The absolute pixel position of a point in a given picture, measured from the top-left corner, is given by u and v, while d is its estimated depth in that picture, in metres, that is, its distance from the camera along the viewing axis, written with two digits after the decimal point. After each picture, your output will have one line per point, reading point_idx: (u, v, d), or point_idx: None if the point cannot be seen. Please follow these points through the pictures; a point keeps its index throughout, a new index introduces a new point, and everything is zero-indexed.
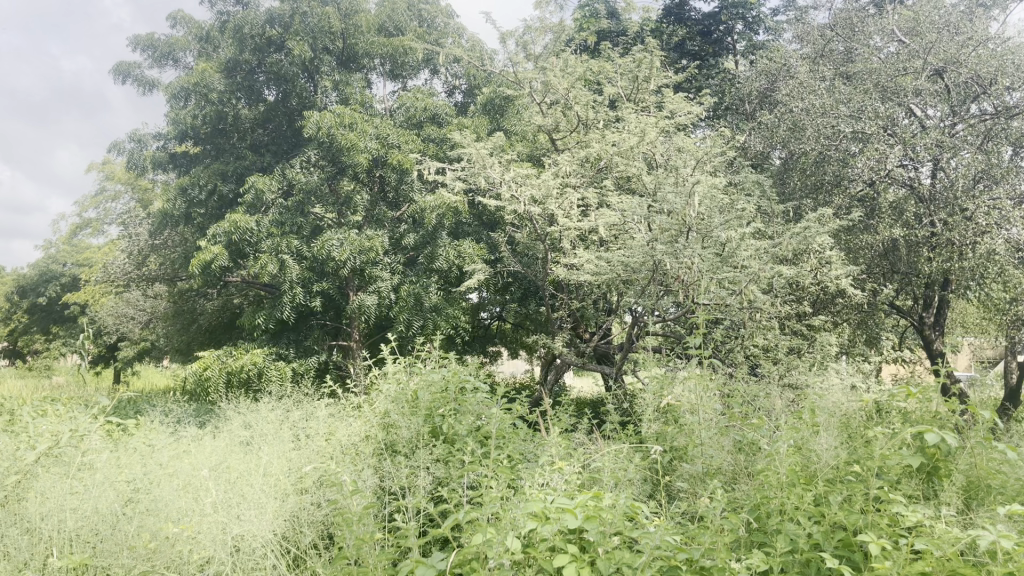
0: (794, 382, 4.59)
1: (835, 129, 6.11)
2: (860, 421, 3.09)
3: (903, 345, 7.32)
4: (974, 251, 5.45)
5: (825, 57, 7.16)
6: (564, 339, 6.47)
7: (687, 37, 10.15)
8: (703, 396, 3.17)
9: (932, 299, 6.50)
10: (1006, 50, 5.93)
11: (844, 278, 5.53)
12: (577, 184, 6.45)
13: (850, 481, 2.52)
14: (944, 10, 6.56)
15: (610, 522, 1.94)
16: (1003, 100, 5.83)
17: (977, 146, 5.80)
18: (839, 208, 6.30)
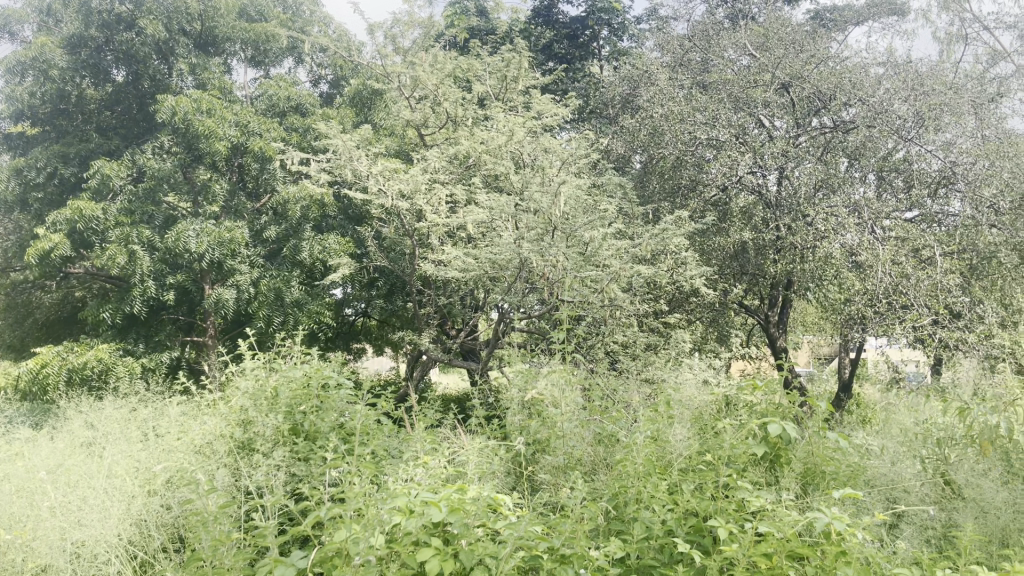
0: (650, 377, 4.78)
1: (692, 135, 6.40)
2: (711, 413, 3.27)
3: (750, 342, 7.76)
4: (814, 254, 5.84)
5: (683, 66, 7.48)
6: (430, 335, 6.45)
7: (554, 40, 10.37)
8: (567, 390, 3.29)
9: (777, 299, 6.91)
10: (844, 69, 6.42)
11: (697, 278, 5.80)
12: (445, 180, 6.46)
13: (701, 470, 2.66)
14: (790, 29, 7.04)
15: (475, 515, 1.96)
16: (840, 115, 6.27)
17: (817, 156, 6.25)
18: (694, 212, 6.60)
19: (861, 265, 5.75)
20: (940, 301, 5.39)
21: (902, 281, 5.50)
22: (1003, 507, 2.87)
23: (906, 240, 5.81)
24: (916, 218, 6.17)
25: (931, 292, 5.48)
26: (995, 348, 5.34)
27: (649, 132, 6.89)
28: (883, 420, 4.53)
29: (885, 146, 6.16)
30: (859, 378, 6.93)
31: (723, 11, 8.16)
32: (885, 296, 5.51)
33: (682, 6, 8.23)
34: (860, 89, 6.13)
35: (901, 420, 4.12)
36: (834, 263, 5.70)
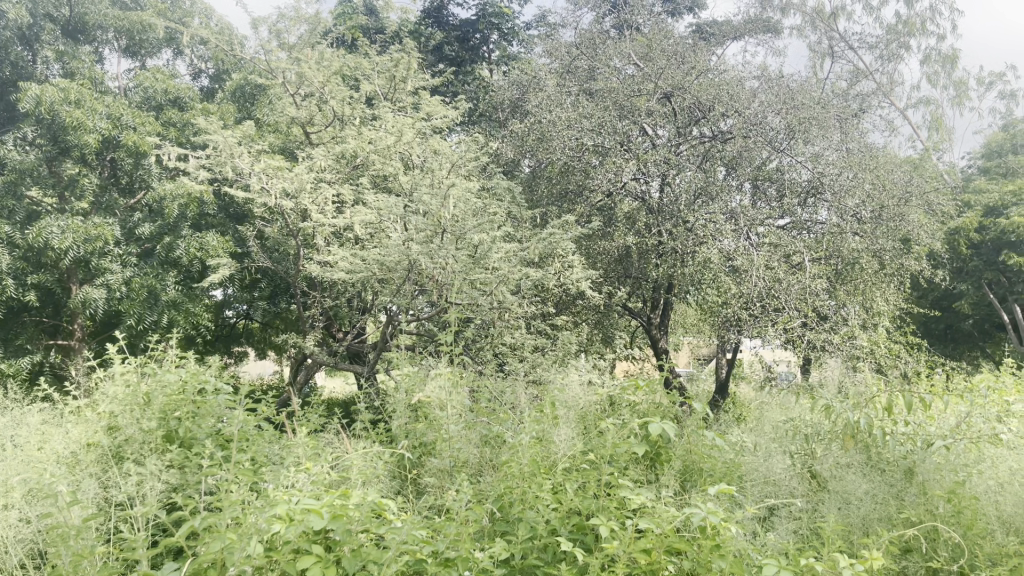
0: (537, 378, 4.84)
1: (579, 141, 6.51)
2: (594, 413, 3.34)
3: (634, 344, 7.97)
4: (694, 258, 6.03)
5: (571, 73, 7.57)
6: (315, 338, 6.31)
7: (445, 42, 10.35)
8: (453, 393, 3.29)
9: (659, 302, 7.11)
10: (722, 81, 6.68)
11: (583, 281, 5.90)
12: (331, 180, 6.33)
13: (585, 469, 2.71)
14: (673, 41, 7.28)
15: (358, 520, 1.94)
16: (719, 125, 6.50)
17: (697, 165, 6.38)
18: (581, 217, 6.73)
19: (738, 269, 5.96)
20: (808, 304, 5.72)
21: (774, 285, 5.78)
22: (864, 497, 3.06)
23: (778, 246, 6.11)
24: (788, 225, 6.45)
25: (801, 295, 5.80)
26: (857, 348, 5.71)
27: (537, 137, 6.99)
28: (756, 417, 4.74)
29: (759, 155, 6.40)
30: (735, 378, 7.24)
31: (610, 21, 8.37)
32: (759, 299, 5.77)
33: (570, 14, 8.40)
34: (737, 102, 6.42)
35: (772, 417, 4.33)
36: (712, 267, 5.89)
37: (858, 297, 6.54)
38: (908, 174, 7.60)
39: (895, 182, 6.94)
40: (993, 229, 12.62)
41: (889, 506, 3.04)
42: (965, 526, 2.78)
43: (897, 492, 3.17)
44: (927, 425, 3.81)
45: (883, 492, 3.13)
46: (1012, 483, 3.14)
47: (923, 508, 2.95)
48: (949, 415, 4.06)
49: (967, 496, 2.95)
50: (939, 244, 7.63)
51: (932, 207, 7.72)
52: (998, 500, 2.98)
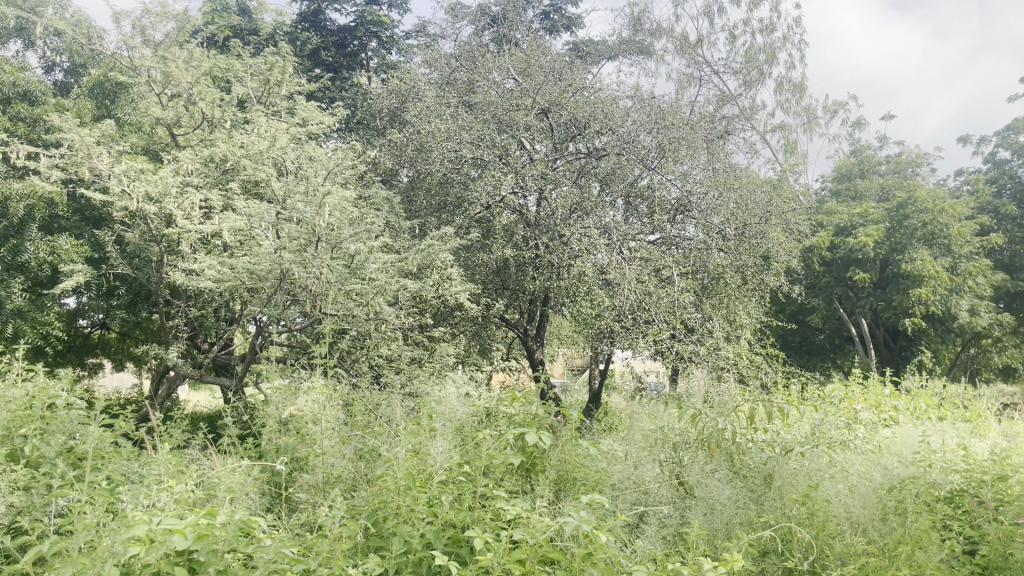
0: (414, 391, 4.80)
1: (457, 153, 6.51)
2: (472, 425, 3.34)
3: (511, 354, 8.02)
4: (569, 271, 6.13)
5: (450, 85, 7.54)
6: (179, 349, 6.01)
7: (321, 47, 10.17)
8: (326, 406, 3.21)
9: (535, 313, 7.17)
10: (597, 99, 6.85)
11: (461, 293, 5.91)
12: (198, 184, 6.05)
13: (461, 480, 2.70)
14: (550, 58, 7.41)
15: (224, 541, 1.86)
16: (593, 142, 6.65)
17: (573, 180, 6.48)
18: (459, 228, 6.71)
19: (611, 282, 6.11)
20: (677, 316, 5.95)
21: (645, 298, 5.98)
22: (728, 502, 3.21)
23: (648, 261, 6.33)
24: (658, 241, 6.69)
25: (670, 308, 6.02)
26: (722, 359, 5.97)
27: (416, 148, 6.94)
28: (627, 426, 4.88)
29: (632, 173, 6.60)
30: (607, 389, 7.42)
31: (489, 35, 8.41)
32: (631, 312, 5.96)
33: (449, 25, 8.34)
34: (612, 120, 6.60)
35: (643, 426, 4.46)
36: (587, 280, 6.01)
37: (721, 310, 6.87)
38: (767, 194, 8.03)
39: (756, 201, 7.33)
40: (842, 248, 13.54)
41: (750, 510, 3.19)
42: (818, 526, 2.96)
43: (758, 496, 3.33)
44: (784, 432, 4.03)
45: (745, 498, 3.29)
46: (860, 485, 3.36)
47: (781, 511, 3.11)
48: (805, 423, 4.31)
49: (819, 499, 3.14)
50: (795, 260, 8.10)
51: (788, 226, 8.19)
52: (848, 502, 3.18)
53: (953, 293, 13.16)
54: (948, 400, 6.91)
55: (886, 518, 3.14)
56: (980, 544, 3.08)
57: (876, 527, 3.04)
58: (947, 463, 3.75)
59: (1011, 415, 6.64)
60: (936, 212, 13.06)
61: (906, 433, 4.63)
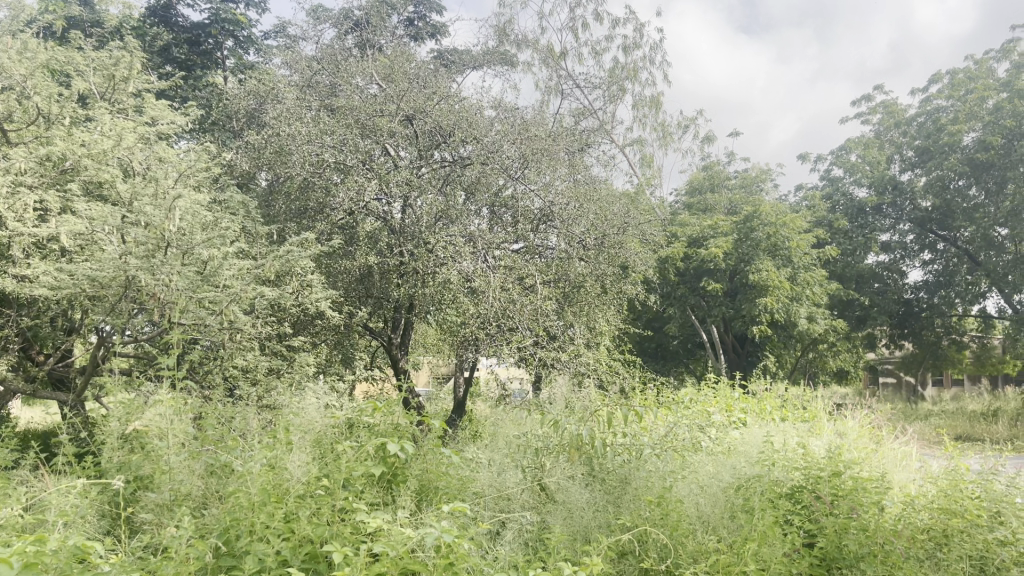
0: (274, 402, 4.69)
1: (319, 158, 6.34)
2: (331, 437, 3.27)
3: (374, 364, 7.90)
4: (434, 279, 6.09)
5: (310, 87, 7.28)
6: (10, 362, 5.54)
7: (173, 44, 9.74)
8: (174, 420, 3.06)
9: (399, 321, 7.03)
10: (461, 108, 6.86)
11: (322, 301, 5.79)
12: (33, 185, 5.59)
13: (319, 495, 2.63)
14: (414, 66, 7.38)
15: (55, 568, 1.76)
16: (458, 150, 6.65)
17: (438, 187, 6.45)
18: (321, 234, 6.54)
19: (475, 290, 6.13)
20: (539, 323, 6.13)
21: (509, 306, 6.07)
22: (586, 507, 3.28)
23: (512, 269, 6.41)
24: (521, 250, 6.81)
25: (533, 316, 6.17)
26: (581, 365, 6.18)
27: (275, 151, 6.70)
28: (491, 434, 4.91)
29: (496, 182, 6.65)
30: (471, 396, 7.45)
31: (352, 39, 8.30)
32: (495, 320, 6.03)
33: (310, 27, 8.14)
34: (476, 129, 6.66)
35: (506, 434, 4.50)
36: (452, 288, 6.00)
37: (582, 317, 7.07)
38: (625, 207, 8.33)
39: (613, 213, 7.62)
40: (695, 259, 14.21)
41: (608, 513, 3.28)
42: (671, 527, 3.07)
43: (615, 498, 3.43)
44: (641, 435, 4.17)
45: (603, 500, 3.37)
46: (710, 485, 3.50)
47: (636, 513, 3.21)
48: (660, 426, 4.47)
49: (672, 500, 3.26)
50: (651, 271, 8.44)
51: (644, 237, 8.53)
52: (699, 501, 3.33)
53: (794, 301, 14.06)
54: (788, 402, 7.39)
55: (735, 515, 3.29)
56: (816, 537, 3.30)
57: (725, 525, 3.18)
58: (789, 462, 3.97)
59: (842, 414, 7.18)
60: (778, 225, 13.94)
61: (752, 433, 4.91)
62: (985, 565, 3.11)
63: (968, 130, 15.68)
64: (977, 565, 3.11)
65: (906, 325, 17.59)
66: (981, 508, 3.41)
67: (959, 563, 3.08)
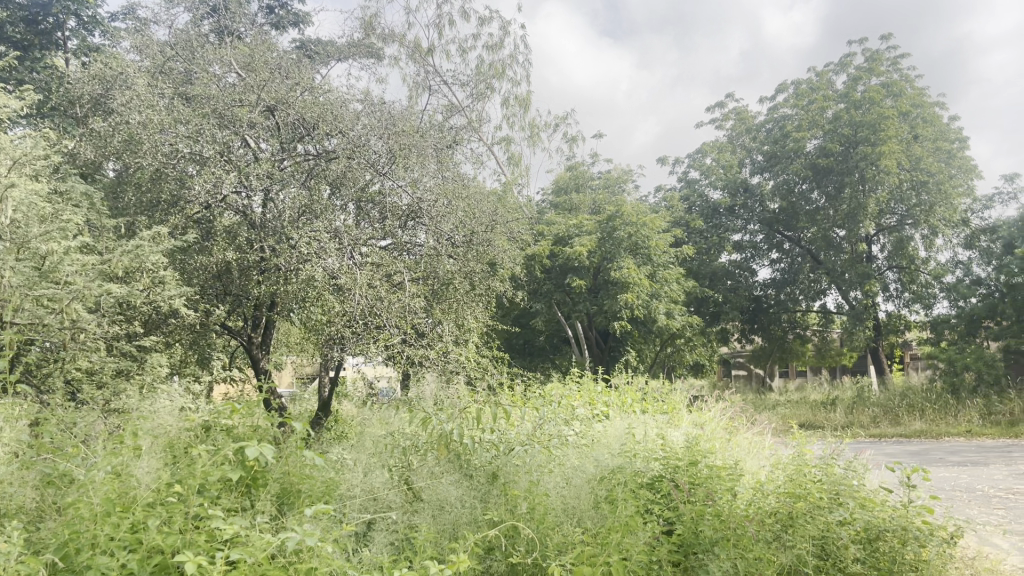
0: (122, 406, 4.40)
1: (173, 148, 6.01)
2: (184, 442, 3.11)
3: (233, 364, 7.62)
4: (297, 276, 5.88)
5: (163, 74, 6.89)
6: None
7: (7, 21, 9.07)
8: (6, 429, 2.82)
9: (260, 319, 6.77)
10: (326, 101, 6.67)
11: (176, 298, 5.49)
12: None
13: (172, 502, 2.49)
14: (276, 55, 7.13)
15: None
16: (323, 144, 6.45)
17: (301, 181, 6.24)
18: (175, 228, 6.21)
19: (341, 288, 5.98)
20: (407, 321, 6.05)
21: (376, 303, 5.96)
22: (455, 502, 3.26)
23: (379, 266, 6.30)
24: (389, 246, 6.69)
25: (400, 314, 6.10)
26: (449, 363, 6.17)
27: (123, 139, 6.29)
28: (358, 433, 4.81)
29: (362, 177, 6.50)
30: (335, 397, 7.29)
31: (209, 25, 7.93)
32: (361, 317, 5.92)
33: (163, 10, 7.70)
34: (341, 122, 6.50)
35: (372, 434, 4.41)
36: (317, 286, 5.80)
37: (450, 314, 7.05)
38: (492, 205, 8.39)
39: (479, 210, 7.76)
40: (560, 257, 14.48)
41: (477, 508, 3.28)
42: (538, 521, 3.10)
43: (482, 495, 3.42)
44: (509, 431, 4.20)
45: (471, 496, 3.36)
46: (576, 476, 3.56)
47: (504, 508, 3.22)
48: (526, 421, 4.51)
49: (538, 494, 3.29)
50: (518, 269, 8.55)
51: (510, 235, 8.62)
52: (565, 493, 3.38)
53: (654, 298, 14.61)
54: (649, 395, 7.65)
55: (599, 506, 3.37)
56: (676, 524, 3.41)
57: (590, 516, 3.24)
58: (650, 452, 4.10)
59: (699, 405, 7.51)
60: (638, 225, 14.43)
61: (614, 426, 5.03)
62: (827, 544, 3.33)
63: (810, 137, 16.76)
64: (820, 544, 3.33)
65: (755, 320, 18.65)
66: (823, 490, 3.65)
67: (804, 543, 3.29)
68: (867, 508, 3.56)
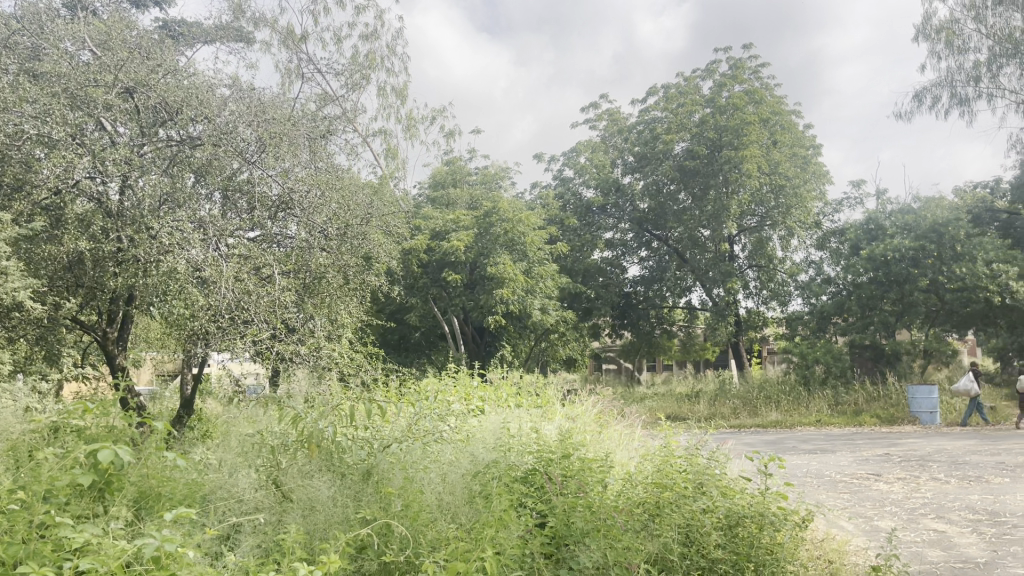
0: None
1: (17, 128, 5.49)
2: (28, 445, 2.89)
3: (87, 361, 7.17)
4: (157, 267, 5.58)
5: (7, 48, 6.32)
6: None
7: None
8: None
9: (116, 313, 6.39)
10: (190, 84, 6.35)
11: (20, 291, 5.10)
12: None
13: (14, 511, 2.31)
14: (136, 34, 6.73)
15: None
16: (187, 130, 6.15)
17: (162, 168, 5.92)
18: (20, 215, 5.74)
19: (206, 281, 5.73)
20: (276, 316, 5.87)
21: (244, 297, 5.75)
22: (326, 501, 3.18)
23: (247, 258, 6.07)
24: (258, 238, 6.45)
25: (269, 308, 5.90)
26: (322, 359, 6.07)
27: None
28: (224, 432, 4.63)
29: (230, 165, 6.24)
30: (200, 394, 6.99)
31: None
32: (228, 312, 5.69)
33: None
34: (207, 108, 6.21)
35: (239, 432, 4.25)
36: (178, 278, 5.52)
37: (322, 309, 6.89)
38: (368, 197, 8.27)
39: (355, 203, 7.64)
40: (436, 252, 14.42)
41: (349, 506, 3.20)
42: (411, 517, 3.07)
43: (355, 493, 3.35)
44: (383, 427, 4.14)
45: (343, 494, 3.28)
46: (450, 472, 3.55)
47: (377, 506, 3.17)
48: (401, 418, 4.46)
49: (412, 490, 3.25)
50: (394, 263, 8.47)
51: (387, 229, 8.53)
52: (439, 488, 3.36)
53: (529, 293, 14.82)
54: (524, 388, 7.77)
55: (473, 501, 3.36)
56: (549, 516, 3.46)
57: (464, 512, 3.23)
58: (523, 447, 4.14)
59: (572, 399, 7.69)
60: (514, 221, 14.59)
61: (488, 421, 5.05)
62: (691, 532, 3.46)
63: (678, 139, 17.43)
64: (684, 532, 3.46)
65: (625, 316, 19.26)
66: (687, 479, 3.79)
67: (670, 532, 3.41)
68: (728, 496, 3.74)
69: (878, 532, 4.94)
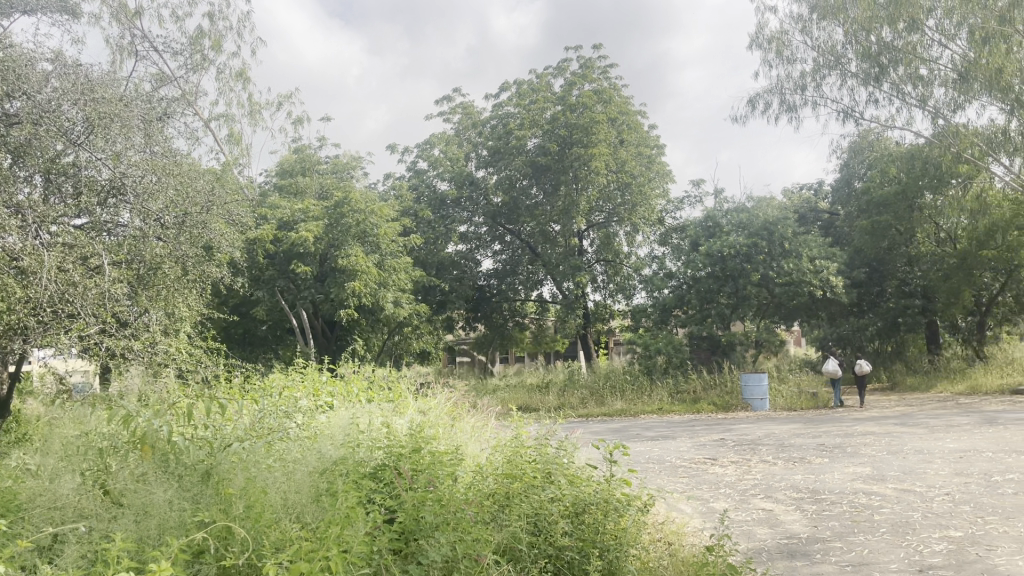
0: None
1: None
2: None
3: None
4: None
5: None
6: None
7: None
8: None
9: None
10: (6, 57, 5.82)
11: None
12: None
13: None
14: None
15: None
16: (2, 106, 5.62)
17: None
18: None
19: (25, 271, 5.30)
20: (106, 309, 5.46)
21: (68, 289, 5.28)
22: (162, 504, 2.99)
23: (73, 247, 5.64)
24: (85, 225, 6.05)
25: (98, 301, 5.48)
26: (159, 355, 5.86)
27: None
28: (45, 435, 4.26)
29: (52, 147, 5.77)
30: (18, 394, 6.45)
31: None
32: (49, 305, 5.22)
33: None
34: (24, 83, 5.69)
35: (61, 436, 3.93)
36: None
37: (158, 302, 6.58)
38: (209, 184, 7.88)
39: (194, 190, 7.29)
40: (284, 243, 13.92)
41: (186, 509, 3.02)
42: (254, 519, 2.95)
43: (192, 495, 3.16)
44: (224, 426, 3.94)
45: (179, 496, 3.10)
46: (297, 469, 3.43)
47: (217, 508, 3.01)
48: (244, 416, 4.27)
49: (256, 491, 3.12)
50: (237, 254, 8.13)
51: (230, 217, 8.16)
52: (284, 486, 3.24)
53: (381, 286, 14.64)
54: (375, 381, 7.66)
55: (320, 499, 3.26)
56: (398, 511, 3.42)
57: (310, 511, 3.14)
58: (373, 441, 4.06)
59: (424, 392, 7.65)
60: (366, 213, 14.36)
61: (337, 416, 4.93)
62: (539, 521, 3.53)
63: (530, 135, 17.71)
64: (533, 521, 3.52)
65: (478, 309, 19.39)
66: (536, 469, 3.86)
67: (519, 522, 3.46)
68: (575, 484, 3.83)
69: (714, 514, 5.23)
